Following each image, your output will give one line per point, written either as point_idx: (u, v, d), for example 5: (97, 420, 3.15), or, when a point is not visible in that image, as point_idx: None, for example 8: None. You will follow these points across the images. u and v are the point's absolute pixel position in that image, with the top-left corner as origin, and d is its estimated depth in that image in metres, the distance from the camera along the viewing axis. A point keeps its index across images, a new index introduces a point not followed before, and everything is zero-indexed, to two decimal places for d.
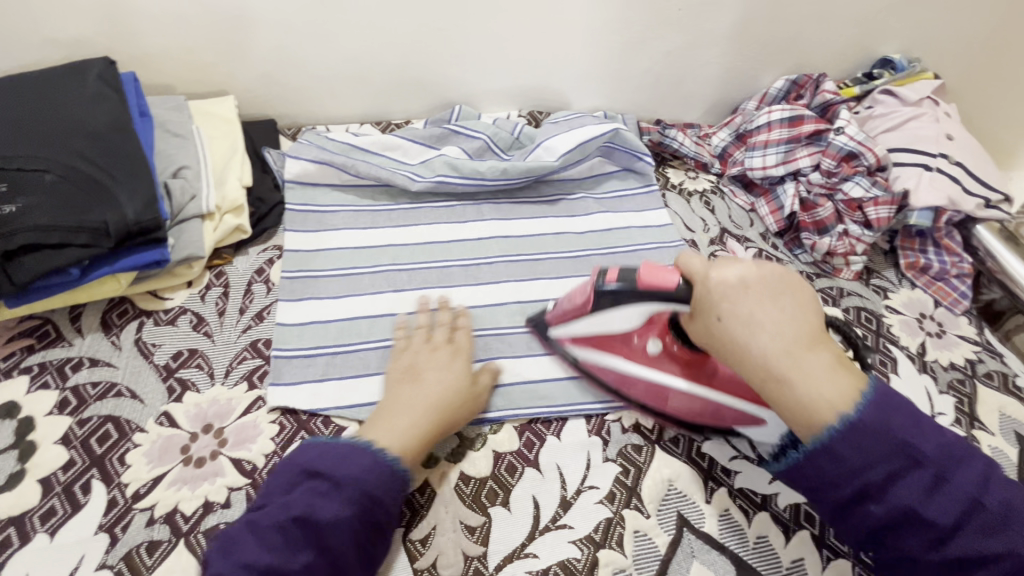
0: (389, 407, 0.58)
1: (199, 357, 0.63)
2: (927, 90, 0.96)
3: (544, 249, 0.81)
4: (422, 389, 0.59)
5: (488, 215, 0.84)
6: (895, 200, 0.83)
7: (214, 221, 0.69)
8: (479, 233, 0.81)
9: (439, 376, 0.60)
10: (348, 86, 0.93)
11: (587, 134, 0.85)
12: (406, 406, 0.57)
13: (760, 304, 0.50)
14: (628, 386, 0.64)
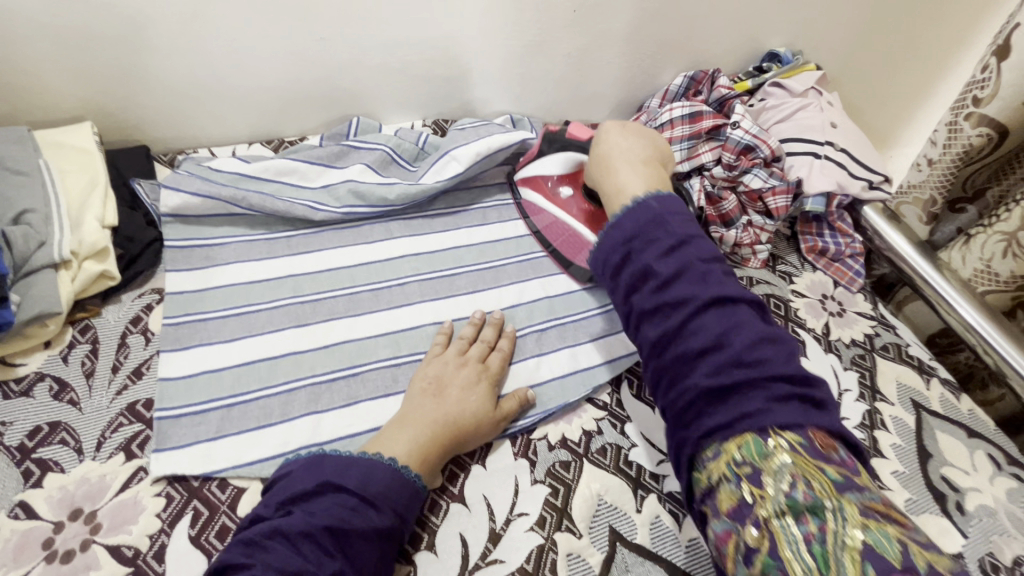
0: (403, 417, 0.58)
1: (63, 430, 0.54)
2: (810, 82, 1.02)
3: (459, 264, 0.78)
4: (420, 415, 0.58)
5: (397, 233, 0.79)
6: (790, 188, 0.86)
7: (71, 270, 0.61)
8: (389, 254, 0.77)
9: (461, 392, 0.60)
10: (231, 105, 0.86)
11: (496, 142, 0.83)
12: (404, 433, 0.56)
13: (625, 153, 0.66)
14: (557, 239, 0.80)
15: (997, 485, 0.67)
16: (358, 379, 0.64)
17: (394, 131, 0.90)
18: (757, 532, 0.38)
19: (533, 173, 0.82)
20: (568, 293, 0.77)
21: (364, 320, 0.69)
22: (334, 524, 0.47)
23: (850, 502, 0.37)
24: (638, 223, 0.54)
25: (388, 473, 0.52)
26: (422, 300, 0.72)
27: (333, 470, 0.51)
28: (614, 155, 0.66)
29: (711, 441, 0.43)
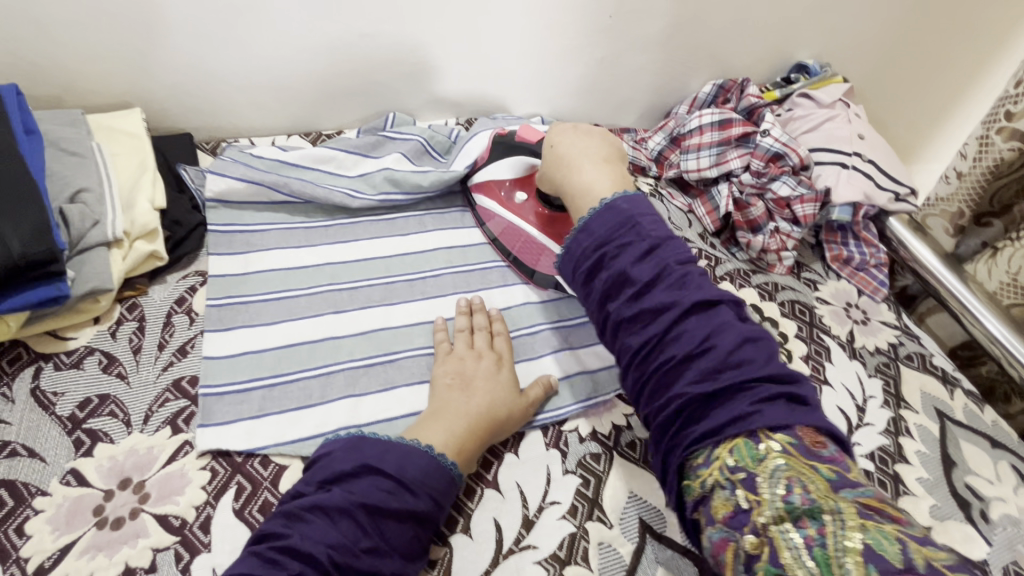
0: (433, 411, 0.59)
1: (112, 403, 0.56)
2: (838, 94, 1.03)
3: (491, 259, 0.79)
4: (451, 408, 0.58)
5: (430, 226, 0.81)
6: (818, 197, 0.88)
7: (123, 249, 0.62)
8: (424, 246, 0.78)
9: (486, 383, 0.61)
10: (272, 97, 0.88)
11: None
12: (439, 427, 0.56)
13: (584, 150, 0.67)
14: (500, 222, 0.78)
15: (1021, 496, 0.68)
16: (394, 366, 0.65)
17: (429, 127, 0.91)
18: (755, 539, 0.40)
19: (486, 176, 0.79)
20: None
21: (400, 309, 0.70)
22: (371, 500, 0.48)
23: (845, 500, 0.39)
24: (609, 227, 0.56)
25: (426, 460, 0.52)
26: (455, 292, 0.74)
27: (375, 450, 0.52)
28: (576, 155, 0.66)
29: (701, 446, 0.45)
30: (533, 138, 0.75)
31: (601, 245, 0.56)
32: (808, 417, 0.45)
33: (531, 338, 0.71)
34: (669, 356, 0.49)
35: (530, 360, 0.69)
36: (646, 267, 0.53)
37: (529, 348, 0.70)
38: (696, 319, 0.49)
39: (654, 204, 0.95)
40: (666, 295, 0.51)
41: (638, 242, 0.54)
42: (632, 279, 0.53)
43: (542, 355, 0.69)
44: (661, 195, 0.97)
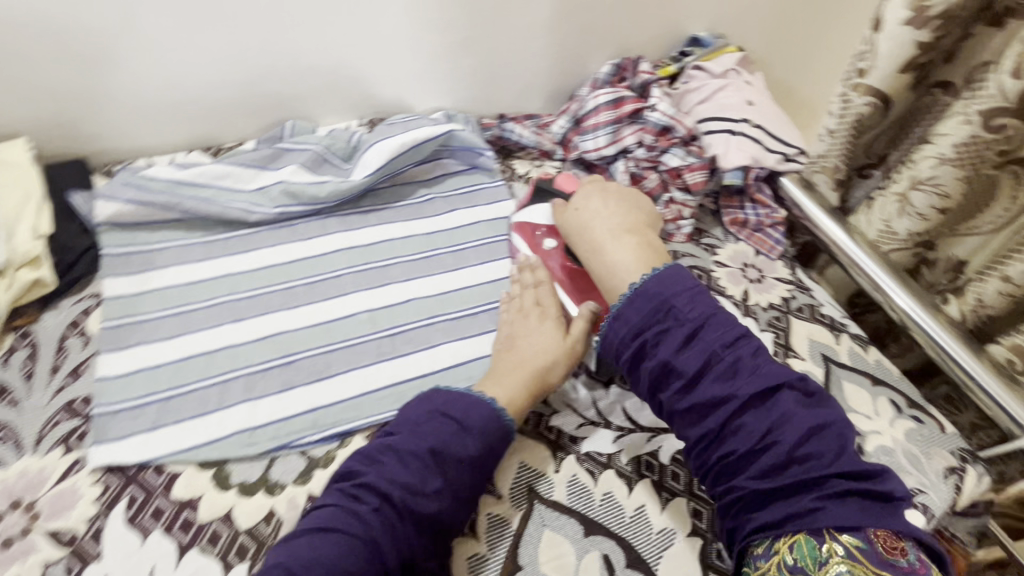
0: (496, 371, 0.65)
1: (4, 429, 0.58)
2: (730, 62, 1.06)
3: (393, 255, 0.81)
4: (506, 367, 0.65)
5: (332, 229, 0.83)
6: (706, 164, 0.92)
7: (5, 280, 0.64)
8: (325, 249, 0.80)
9: (535, 339, 0.68)
10: (166, 116, 0.88)
11: (423, 135, 0.87)
12: (502, 380, 0.63)
13: (605, 224, 0.72)
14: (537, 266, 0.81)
15: (896, 427, 0.73)
16: (291, 367, 0.67)
17: (328, 131, 0.93)
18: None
19: (528, 217, 0.84)
20: (499, 276, 0.81)
21: (298, 312, 0.72)
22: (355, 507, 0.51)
23: None
24: (644, 314, 0.61)
25: (471, 440, 0.56)
26: (355, 291, 0.76)
27: (376, 447, 0.56)
28: (595, 225, 0.72)
29: (762, 537, 0.52)
30: (569, 186, 0.84)
31: (639, 334, 0.61)
32: (877, 513, 0.51)
33: (431, 327, 0.73)
34: (727, 450, 0.56)
35: (429, 348, 0.71)
36: (726, 356, 0.58)
37: (429, 338, 0.72)
38: (757, 411, 0.56)
39: None
40: (717, 386, 0.57)
41: (687, 327, 0.60)
42: (713, 354, 0.58)
43: (441, 344, 0.72)
44: (567, 177, 0.99)
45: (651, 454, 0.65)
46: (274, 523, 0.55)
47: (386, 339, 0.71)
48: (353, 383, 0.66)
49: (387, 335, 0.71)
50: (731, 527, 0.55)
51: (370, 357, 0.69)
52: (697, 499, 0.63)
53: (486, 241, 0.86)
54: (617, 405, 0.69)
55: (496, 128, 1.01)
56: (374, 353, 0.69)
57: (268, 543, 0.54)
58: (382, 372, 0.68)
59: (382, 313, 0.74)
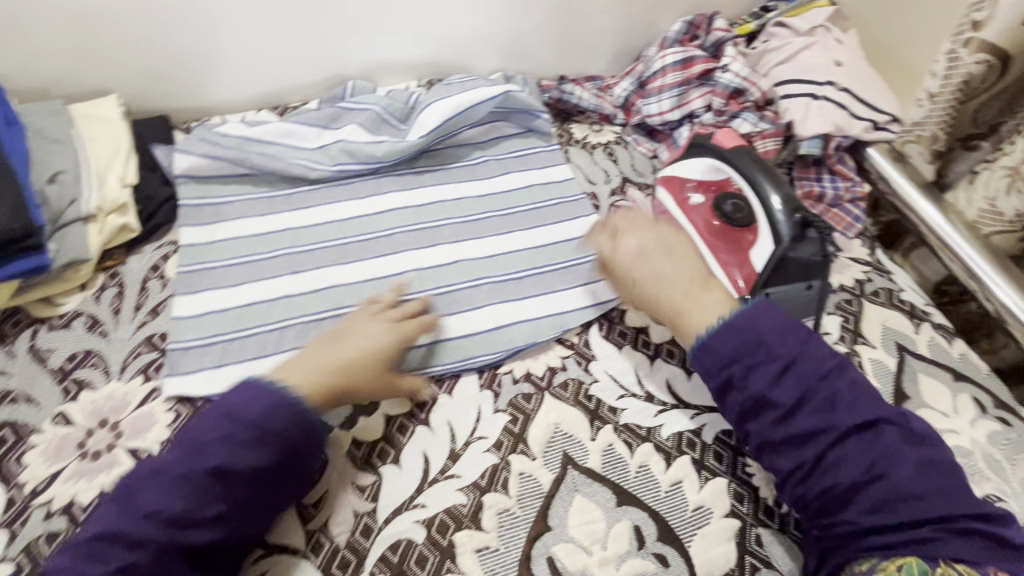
0: (306, 355, 0.59)
1: (95, 357, 0.64)
2: (819, 18, 0.96)
3: (444, 216, 0.82)
4: (315, 355, 0.58)
5: (387, 188, 0.84)
6: (780, 131, 0.85)
7: (98, 223, 0.70)
8: (379, 208, 0.82)
9: (359, 338, 0.61)
10: (235, 73, 0.90)
11: (479, 96, 0.86)
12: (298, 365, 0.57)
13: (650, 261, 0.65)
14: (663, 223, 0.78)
15: (976, 428, 0.66)
16: (343, 318, 0.70)
17: (389, 91, 0.94)
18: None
19: (671, 172, 0.79)
20: (548, 242, 0.80)
21: (351, 267, 0.75)
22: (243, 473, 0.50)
23: None
24: (733, 346, 0.57)
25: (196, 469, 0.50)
26: (406, 249, 0.77)
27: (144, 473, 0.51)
28: (651, 263, 0.65)
29: (870, 555, 0.50)
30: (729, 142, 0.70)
31: (727, 366, 0.57)
32: (981, 541, 0.49)
33: (476, 288, 0.74)
34: (822, 485, 0.53)
35: (474, 308, 0.72)
36: (824, 402, 0.54)
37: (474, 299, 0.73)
38: (858, 442, 0.53)
39: (618, 152, 0.94)
40: (813, 420, 0.54)
41: (781, 358, 0.56)
42: (802, 392, 0.55)
43: (487, 304, 0.72)
44: (626, 143, 0.96)
45: (693, 431, 0.63)
46: (321, 462, 0.58)
47: (434, 297, 0.72)
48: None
49: (435, 294, 0.73)
50: (827, 546, 0.54)
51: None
52: (738, 482, 0.60)
53: (538, 204, 0.84)
54: (661, 378, 0.67)
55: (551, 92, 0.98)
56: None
57: (314, 479, 0.57)
58: (427, 329, 0.69)
59: (431, 272, 0.75)
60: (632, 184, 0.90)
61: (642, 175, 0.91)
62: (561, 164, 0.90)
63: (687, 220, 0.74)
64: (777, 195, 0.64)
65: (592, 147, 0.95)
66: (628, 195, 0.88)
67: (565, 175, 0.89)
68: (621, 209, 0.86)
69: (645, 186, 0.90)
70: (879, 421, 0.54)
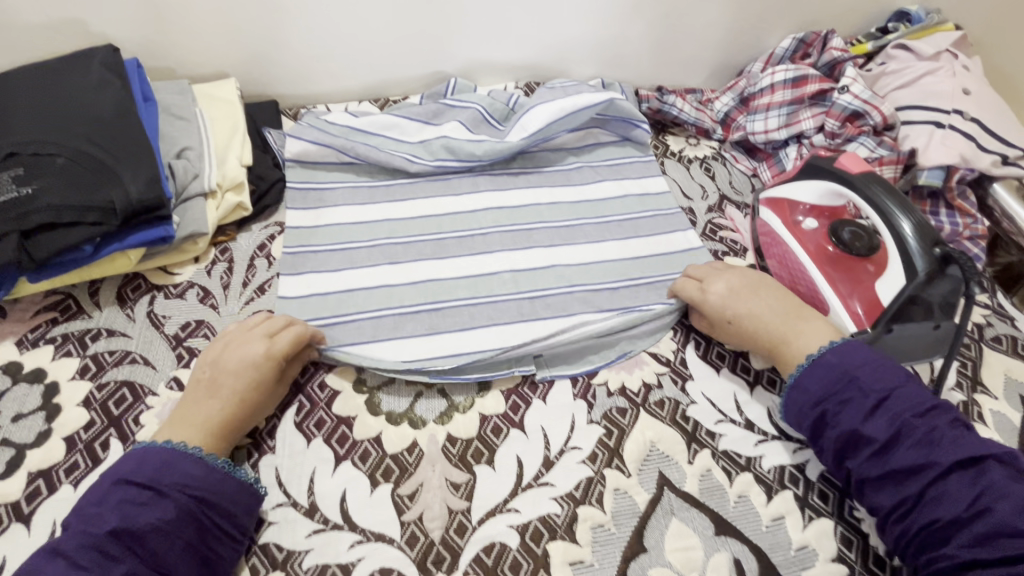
0: (192, 397, 0.56)
1: (205, 328, 0.67)
2: (945, 43, 0.91)
3: (538, 219, 0.81)
4: (202, 404, 0.56)
5: (482, 187, 0.85)
6: (900, 158, 0.80)
7: (216, 200, 0.73)
8: (474, 206, 0.82)
9: (231, 379, 0.57)
10: (345, 65, 0.92)
11: (583, 101, 0.85)
12: (184, 419, 0.55)
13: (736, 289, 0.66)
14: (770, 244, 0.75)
15: None
16: (439, 313, 0.70)
17: (488, 91, 0.94)
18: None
19: (780, 193, 0.76)
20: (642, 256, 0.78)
21: (446, 263, 0.75)
22: (183, 491, 0.50)
23: None
24: (825, 383, 0.57)
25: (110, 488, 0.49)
26: (501, 250, 0.77)
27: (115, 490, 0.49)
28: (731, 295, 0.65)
29: None
30: (853, 168, 0.67)
31: (819, 403, 0.57)
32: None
33: (569, 295, 0.73)
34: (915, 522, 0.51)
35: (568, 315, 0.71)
36: (922, 435, 0.52)
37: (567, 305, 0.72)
38: (960, 479, 0.50)
39: (716, 168, 0.91)
40: (913, 454, 0.52)
41: (873, 391, 0.55)
42: (895, 425, 0.53)
43: (578, 311, 0.71)
44: (724, 159, 0.93)
45: (796, 466, 0.60)
46: (416, 454, 0.59)
47: (528, 300, 0.72)
48: (498, 335, 0.68)
49: (529, 297, 0.72)
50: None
51: (512, 316, 0.70)
52: (845, 526, 0.57)
53: (632, 215, 0.83)
54: (762, 406, 0.64)
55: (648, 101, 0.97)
56: (515, 313, 0.70)
57: (410, 470, 0.58)
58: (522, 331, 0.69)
59: (526, 276, 0.74)
60: (730, 202, 0.87)
61: (741, 194, 0.88)
62: (657, 175, 0.88)
63: (796, 243, 0.72)
64: (908, 219, 0.61)
65: (689, 161, 0.93)
66: (726, 213, 0.86)
67: (662, 187, 0.86)
68: (719, 227, 0.83)
69: (743, 205, 0.87)
70: (983, 458, 0.51)
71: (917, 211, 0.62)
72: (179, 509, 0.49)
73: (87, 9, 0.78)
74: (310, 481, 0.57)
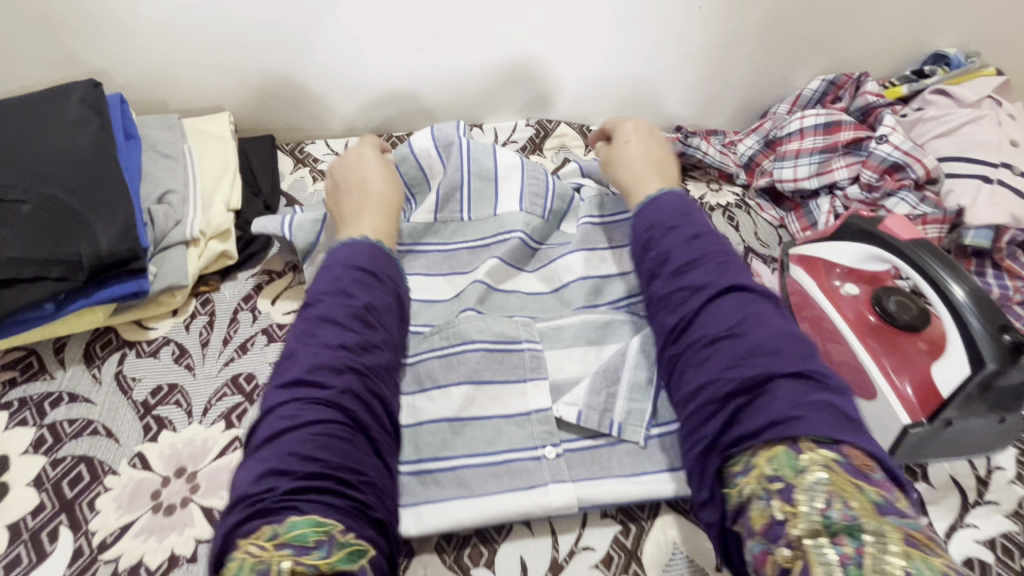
0: (355, 214, 0.62)
1: (178, 393, 0.60)
2: (986, 89, 0.86)
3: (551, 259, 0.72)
4: (368, 188, 0.65)
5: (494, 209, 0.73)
6: (946, 218, 0.75)
7: (199, 248, 0.67)
8: (481, 235, 0.72)
9: (360, 163, 0.68)
10: (345, 100, 0.87)
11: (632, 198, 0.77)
12: (360, 211, 0.62)
13: (642, 154, 0.68)
14: (804, 305, 0.69)
15: None
16: (426, 480, 0.54)
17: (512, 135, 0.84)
18: (790, 552, 0.37)
19: (814, 253, 0.69)
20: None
21: (450, 304, 0.67)
22: (386, 275, 0.56)
23: (892, 527, 0.36)
24: (665, 213, 0.58)
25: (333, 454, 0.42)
26: (512, 289, 0.69)
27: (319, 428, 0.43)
28: (634, 149, 0.68)
29: (738, 453, 0.43)
30: (903, 233, 0.60)
31: (682, 277, 0.52)
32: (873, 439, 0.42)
33: (610, 447, 0.57)
34: (684, 308, 0.51)
35: (606, 476, 0.55)
36: (720, 264, 0.52)
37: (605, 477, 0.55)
38: (797, 355, 0.45)
39: (740, 217, 0.83)
40: (753, 325, 0.47)
41: (720, 257, 0.53)
42: (709, 254, 0.53)
43: (627, 476, 0.55)
44: (749, 207, 0.85)
45: None
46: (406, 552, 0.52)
47: (553, 457, 0.56)
48: (508, 396, 0.59)
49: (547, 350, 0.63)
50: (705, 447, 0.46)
51: (524, 371, 0.60)
52: None
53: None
54: None
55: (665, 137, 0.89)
56: (528, 367, 0.60)
57: None
58: (538, 498, 0.53)
59: (540, 325, 0.64)
60: (756, 255, 0.79)
61: (767, 247, 0.80)
62: None
63: (834, 310, 0.65)
64: (960, 285, 0.54)
65: (710, 209, 0.84)
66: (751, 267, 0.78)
67: None
68: None
69: (770, 259, 0.79)
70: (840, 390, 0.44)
71: (970, 275, 0.54)
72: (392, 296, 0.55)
73: (71, 38, 0.73)
74: None
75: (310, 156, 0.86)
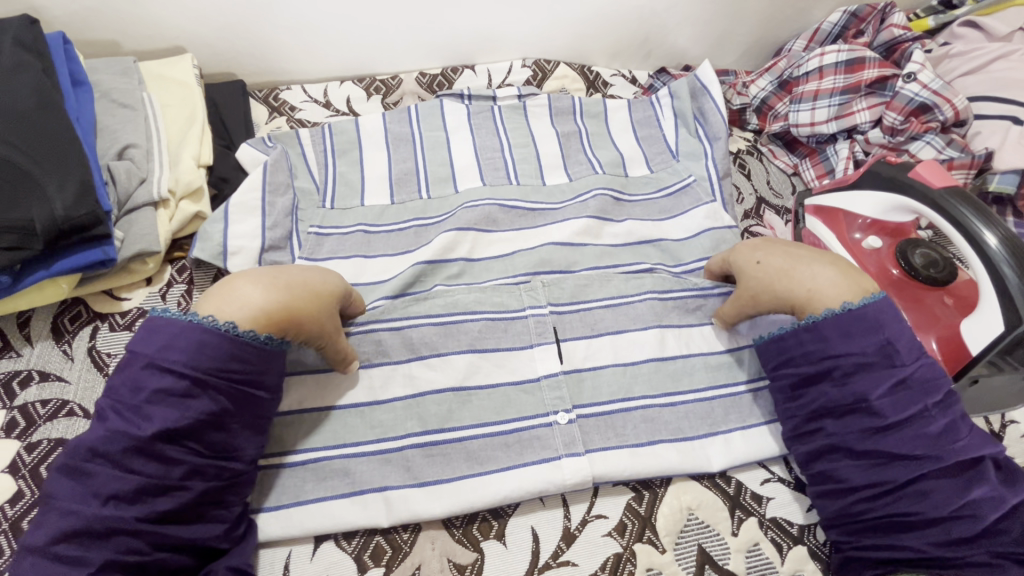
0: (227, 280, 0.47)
1: None
2: (1018, 21, 0.80)
3: (558, 217, 0.67)
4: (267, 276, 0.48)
5: (481, 178, 0.70)
6: (974, 163, 0.70)
7: (169, 209, 0.61)
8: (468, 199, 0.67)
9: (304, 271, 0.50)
10: (323, 41, 0.77)
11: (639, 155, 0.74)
12: (245, 283, 0.46)
13: (803, 275, 0.52)
14: None
15: None
16: (433, 452, 0.51)
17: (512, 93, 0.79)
18: None
19: (834, 202, 0.65)
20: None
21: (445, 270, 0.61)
22: (213, 373, 0.42)
23: None
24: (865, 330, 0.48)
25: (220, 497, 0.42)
26: (512, 251, 0.64)
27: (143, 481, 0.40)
28: (793, 269, 0.53)
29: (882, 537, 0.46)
30: (935, 182, 0.55)
31: (834, 355, 0.48)
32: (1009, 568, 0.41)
33: (625, 412, 0.54)
34: (813, 402, 0.50)
35: (621, 445, 0.53)
36: (891, 369, 0.47)
37: (627, 444, 0.53)
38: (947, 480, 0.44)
39: (752, 165, 0.78)
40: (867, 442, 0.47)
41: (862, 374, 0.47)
42: (879, 354, 0.47)
43: (641, 445, 0.53)
44: (761, 154, 0.80)
45: None
46: (412, 529, 0.49)
47: (565, 423, 0.53)
48: (517, 363, 0.56)
49: (554, 312, 0.59)
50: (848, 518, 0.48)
51: (530, 336, 0.57)
52: None
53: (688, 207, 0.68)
54: None
55: (650, 84, 0.86)
56: (534, 332, 0.57)
57: (405, 550, 0.48)
58: (551, 475, 0.51)
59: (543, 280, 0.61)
60: (769, 206, 0.74)
61: (781, 197, 0.75)
62: (708, 173, 0.71)
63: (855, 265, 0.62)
64: (992, 231, 0.50)
65: None
66: (764, 219, 0.73)
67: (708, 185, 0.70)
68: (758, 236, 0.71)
69: (783, 209, 0.74)
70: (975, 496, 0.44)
71: (1002, 219, 0.51)
72: (220, 399, 0.43)
73: None
74: (286, 569, 0.47)
75: (286, 103, 0.78)
